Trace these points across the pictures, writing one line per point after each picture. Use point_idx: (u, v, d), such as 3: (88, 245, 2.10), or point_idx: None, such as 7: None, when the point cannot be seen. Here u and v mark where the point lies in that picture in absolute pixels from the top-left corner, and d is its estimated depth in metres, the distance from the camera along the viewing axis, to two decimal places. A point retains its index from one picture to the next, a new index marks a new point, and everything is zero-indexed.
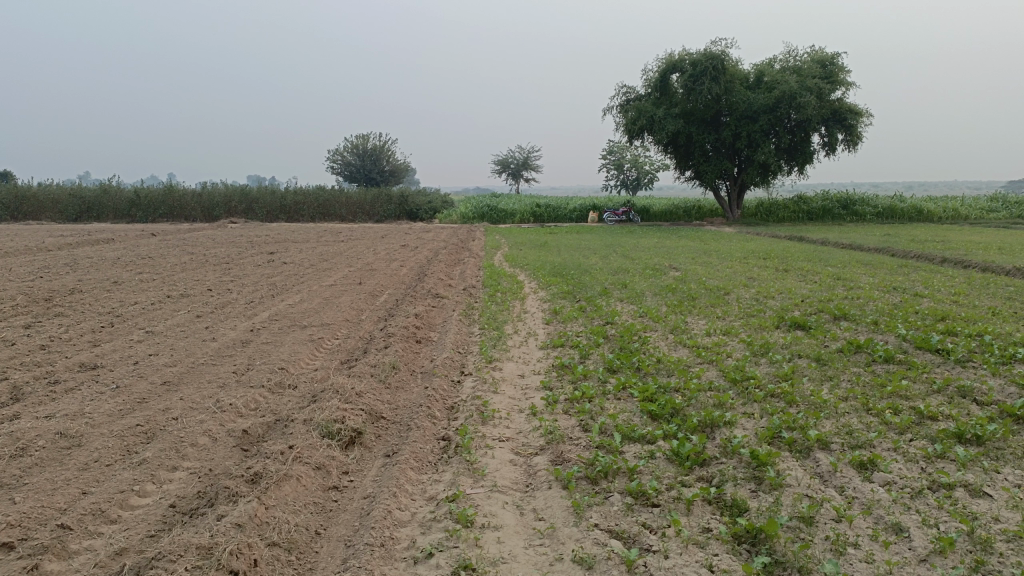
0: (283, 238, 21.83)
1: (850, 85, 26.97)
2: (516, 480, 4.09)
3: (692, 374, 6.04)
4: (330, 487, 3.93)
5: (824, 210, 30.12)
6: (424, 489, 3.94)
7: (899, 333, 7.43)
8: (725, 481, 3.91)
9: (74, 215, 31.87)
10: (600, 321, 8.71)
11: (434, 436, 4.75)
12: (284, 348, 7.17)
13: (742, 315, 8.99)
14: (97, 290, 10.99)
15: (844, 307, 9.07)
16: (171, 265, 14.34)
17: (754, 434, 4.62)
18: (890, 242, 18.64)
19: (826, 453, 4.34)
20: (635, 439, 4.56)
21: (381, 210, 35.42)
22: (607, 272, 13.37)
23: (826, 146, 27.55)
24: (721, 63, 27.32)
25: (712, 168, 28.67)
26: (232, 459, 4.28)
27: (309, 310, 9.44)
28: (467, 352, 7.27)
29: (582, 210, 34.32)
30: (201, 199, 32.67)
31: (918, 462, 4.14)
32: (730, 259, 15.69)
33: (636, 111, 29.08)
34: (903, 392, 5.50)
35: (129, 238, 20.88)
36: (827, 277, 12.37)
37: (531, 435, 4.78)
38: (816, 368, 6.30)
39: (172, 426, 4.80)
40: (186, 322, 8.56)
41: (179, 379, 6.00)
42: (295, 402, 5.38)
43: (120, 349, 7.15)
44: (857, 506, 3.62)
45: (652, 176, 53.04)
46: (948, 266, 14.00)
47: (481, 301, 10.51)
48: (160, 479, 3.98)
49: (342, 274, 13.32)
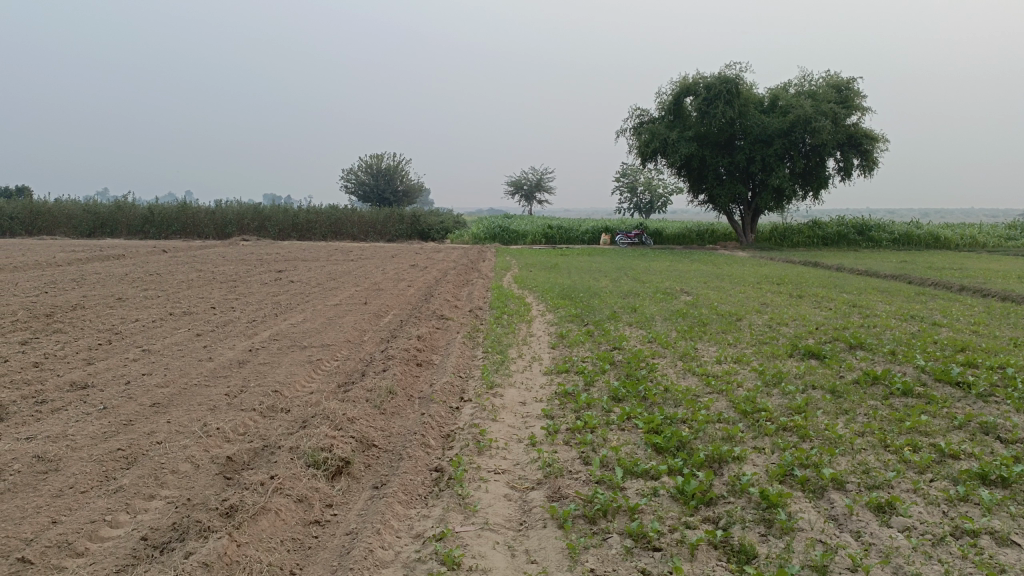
0: (293, 256, 21.75)
1: (866, 111, 26.73)
2: (510, 518, 3.86)
3: (701, 405, 5.76)
4: (311, 521, 3.71)
5: (839, 235, 29.80)
6: (411, 526, 3.71)
7: (918, 364, 7.14)
8: (732, 523, 3.66)
9: (87, 232, 31.99)
10: (607, 346, 8.47)
11: (427, 466, 4.53)
12: (281, 369, 6.97)
13: (753, 342, 8.71)
14: (99, 306, 10.87)
15: (861, 336, 8.79)
16: (178, 282, 14.21)
17: (765, 472, 4.36)
18: (907, 269, 18.26)
19: (841, 494, 4.07)
20: (638, 474, 4.31)
21: (393, 229, 35.32)
22: (617, 296, 13.16)
23: (842, 171, 27.27)
24: (735, 87, 27.17)
25: (726, 192, 28.45)
26: (212, 488, 4.08)
27: (311, 330, 9.26)
28: (468, 377, 7.05)
29: (595, 231, 34.12)
30: (215, 217, 32.76)
31: (939, 506, 3.87)
32: (743, 284, 15.44)
33: (649, 134, 28.98)
34: (923, 428, 5.22)
35: (140, 254, 20.84)
36: (842, 303, 12.10)
37: (528, 467, 4.55)
38: (830, 401, 6.03)
39: (155, 451, 4.60)
40: (184, 341, 8.38)
41: (169, 401, 5.80)
42: (285, 428, 5.16)
43: (113, 368, 6.97)
44: (874, 555, 3.36)
45: (666, 200, 52.95)
46: (966, 295, 13.66)
47: (486, 324, 10.31)
48: (135, 509, 3.77)
49: (348, 294, 13.16)
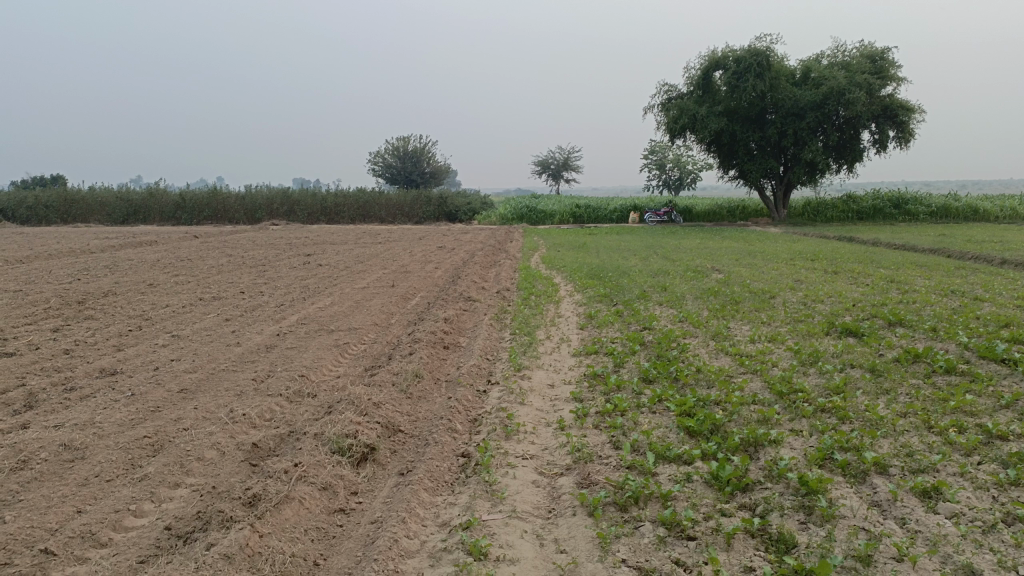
0: (321, 240, 21.75)
1: (902, 81, 26.00)
2: (539, 505, 3.76)
3: (735, 386, 5.60)
4: (336, 510, 3.65)
5: (875, 209, 29.12)
6: (437, 514, 3.62)
7: (960, 341, 6.89)
8: (770, 511, 3.51)
9: (121, 218, 32.32)
10: (636, 326, 8.31)
11: (453, 452, 4.44)
12: (308, 353, 6.93)
13: (787, 320, 8.50)
14: (130, 292, 10.96)
15: (900, 312, 8.53)
16: (207, 267, 14.27)
17: (803, 456, 4.19)
18: (946, 243, 17.78)
19: (885, 478, 3.90)
20: (671, 459, 4.18)
21: (420, 211, 35.29)
22: (647, 275, 12.95)
23: (877, 143, 26.59)
24: (766, 59, 26.58)
25: (757, 168, 27.89)
26: (237, 476, 4.03)
27: (339, 314, 9.22)
28: (495, 359, 6.95)
29: (623, 210, 33.76)
30: (244, 202, 33.00)
31: (988, 490, 3.68)
32: (776, 260, 15.13)
33: (678, 109, 28.49)
34: (969, 408, 5.01)
35: (171, 241, 20.98)
36: (879, 279, 11.79)
37: (557, 452, 4.44)
38: (870, 380, 5.83)
39: (181, 438, 4.56)
40: (213, 326, 8.38)
41: (197, 386, 5.79)
42: (311, 413, 5.12)
43: (142, 354, 6.98)
44: (921, 544, 3.19)
45: (695, 176, 52.22)
46: (1008, 268, 13.26)
47: (514, 305, 10.18)
48: (159, 498, 3.73)
49: (376, 277, 13.12)
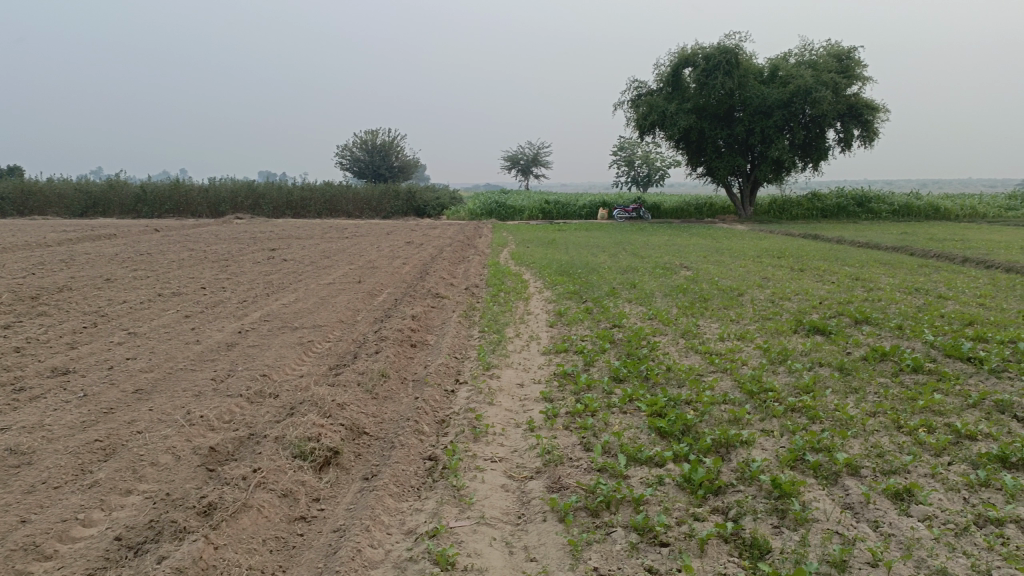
0: (287, 235, 21.38)
1: (867, 80, 26.39)
2: (508, 511, 3.65)
3: (705, 385, 5.55)
4: (296, 518, 3.51)
5: (839, 207, 29.49)
6: (402, 521, 3.50)
7: (926, 340, 6.94)
8: (743, 514, 3.44)
9: (80, 211, 31.54)
10: (606, 324, 8.25)
11: (420, 455, 4.31)
12: (270, 352, 6.74)
13: (756, 318, 8.50)
14: (86, 287, 10.62)
15: (866, 310, 8.59)
16: (168, 262, 13.89)
17: (775, 458, 4.14)
18: (908, 241, 18.03)
19: (857, 480, 3.87)
20: (642, 461, 4.10)
21: (388, 206, 34.96)
22: (616, 271, 12.91)
23: (842, 142, 26.94)
24: (735, 57, 26.75)
25: (725, 165, 28.06)
26: (193, 482, 3.87)
27: (303, 311, 9.01)
28: (463, 358, 6.83)
29: (592, 206, 33.78)
30: (208, 195, 32.38)
31: (959, 492, 3.66)
32: (743, 257, 15.20)
33: (647, 106, 28.54)
34: (937, 407, 5.01)
35: (131, 234, 20.45)
36: (844, 277, 11.89)
37: (526, 455, 4.33)
38: (839, 378, 5.84)
39: (134, 442, 4.37)
40: (172, 323, 8.13)
41: (153, 387, 5.58)
42: (272, 415, 4.95)
43: (97, 352, 6.73)
44: (895, 548, 3.14)
45: (663, 173, 52.54)
46: (969, 266, 13.48)
47: (483, 302, 10.06)
48: (110, 506, 3.55)
49: (342, 272, 12.90)
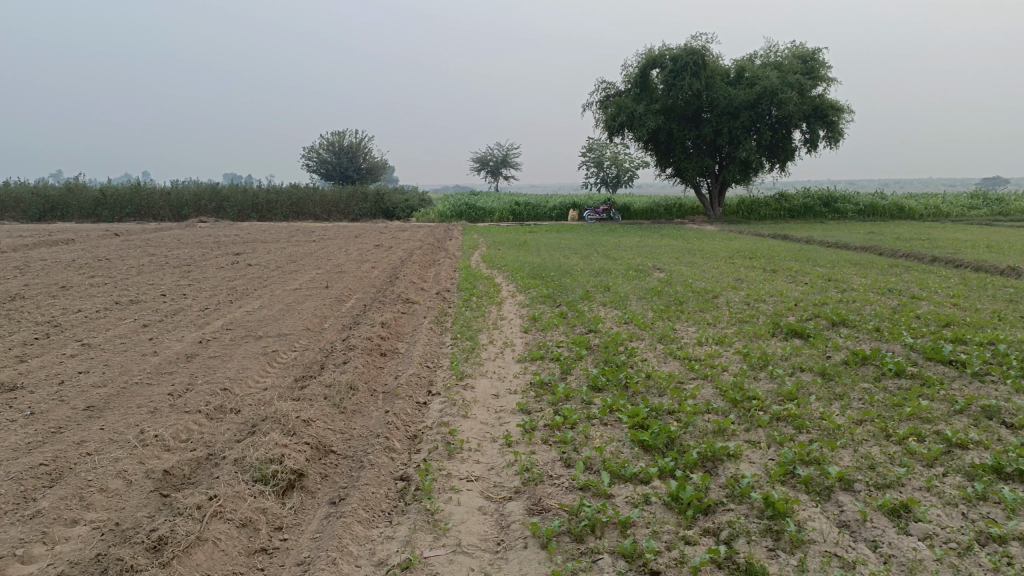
0: (253, 238, 20.89)
1: (831, 81, 26.65)
2: (486, 536, 3.42)
3: (687, 394, 5.36)
4: (256, 550, 3.24)
5: (806, 207, 29.72)
6: (373, 550, 3.25)
7: (906, 342, 6.82)
8: (736, 537, 3.25)
9: (37, 215, 30.64)
10: (581, 329, 8.05)
11: (390, 475, 4.06)
12: (232, 363, 6.41)
13: (733, 321, 8.34)
14: (40, 296, 10.14)
15: (842, 312, 8.49)
16: (127, 268, 13.41)
17: (765, 472, 3.95)
18: (876, 241, 18.16)
19: (851, 496, 3.69)
20: (627, 478, 3.89)
21: (357, 208, 34.54)
22: (589, 274, 12.73)
23: (808, 142, 27.13)
24: (702, 58, 26.79)
25: (693, 166, 28.10)
26: (146, 510, 3.58)
27: (268, 318, 8.67)
28: (436, 367, 6.56)
29: (563, 207, 33.68)
30: (170, 198, 31.66)
31: (958, 506, 3.51)
32: (715, 258, 15.15)
33: (615, 107, 28.44)
34: (925, 414, 4.88)
35: (90, 239, 19.84)
36: (817, 277, 11.85)
37: (505, 473, 4.11)
38: (822, 385, 5.68)
39: (82, 465, 4.06)
40: (129, 333, 7.76)
41: (106, 403, 5.24)
42: (232, 433, 4.66)
43: (48, 366, 6.36)
44: (897, 571, 2.97)
45: (633, 174, 52.70)
46: (938, 266, 13.56)
47: (455, 307, 9.83)
48: (52, 539, 3.24)
49: (309, 277, 12.56)
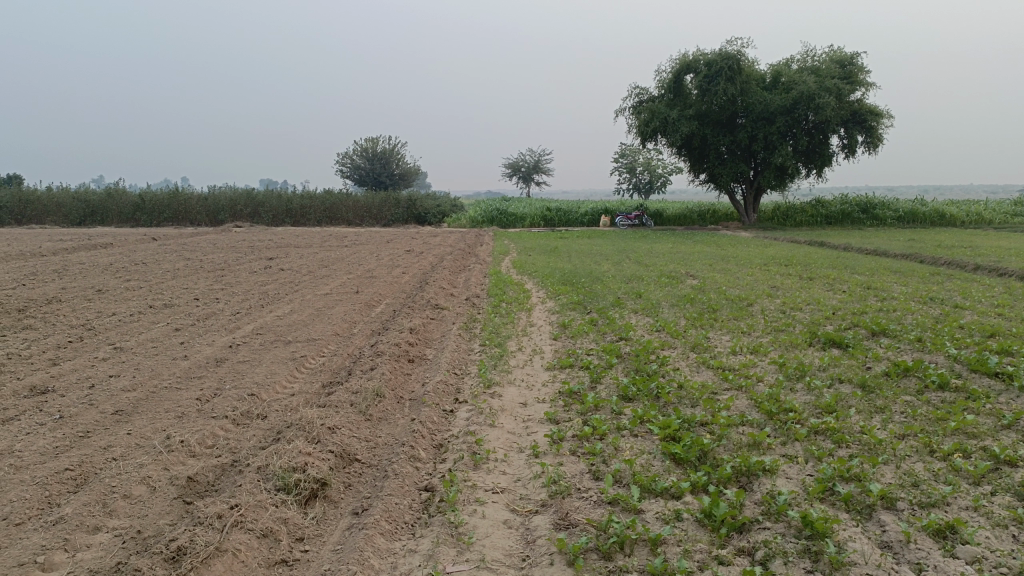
0: (286, 243, 21.08)
1: (870, 86, 26.11)
2: (510, 551, 3.32)
3: (721, 405, 5.20)
4: (276, 561, 3.18)
5: (843, 213, 29.16)
6: (395, 563, 3.17)
7: (949, 353, 6.58)
8: (771, 557, 3.11)
9: (78, 219, 31.25)
10: (612, 337, 7.92)
11: (414, 485, 3.99)
12: (261, 369, 6.40)
13: (768, 330, 8.14)
14: (76, 299, 10.29)
15: (882, 321, 8.24)
16: (163, 272, 13.58)
17: (802, 489, 3.80)
18: (916, 248, 17.73)
19: (893, 515, 3.52)
20: (657, 493, 3.76)
21: (389, 213, 34.72)
22: (619, 281, 12.58)
23: (846, 148, 26.61)
24: (737, 63, 26.46)
25: (727, 171, 27.74)
26: (168, 517, 3.54)
27: (297, 323, 8.68)
28: (464, 374, 6.48)
29: (595, 213, 33.48)
30: (206, 203, 32.12)
31: (1008, 529, 3.32)
32: (749, 265, 14.89)
33: (648, 112, 28.22)
34: (970, 429, 4.66)
35: (128, 242, 20.15)
36: (856, 285, 11.55)
37: (531, 485, 4.00)
38: (862, 397, 5.48)
39: (108, 471, 4.04)
40: (161, 337, 7.81)
41: (134, 408, 5.24)
42: (257, 440, 4.62)
43: (80, 369, 6.40)
44: None
45: (665, 179, 52.26)
46: (982, 274, 13.15)
47: (484, 313, 9.76)
48: (73, 547, 3.21)
49: (339, 282, 12.57)
